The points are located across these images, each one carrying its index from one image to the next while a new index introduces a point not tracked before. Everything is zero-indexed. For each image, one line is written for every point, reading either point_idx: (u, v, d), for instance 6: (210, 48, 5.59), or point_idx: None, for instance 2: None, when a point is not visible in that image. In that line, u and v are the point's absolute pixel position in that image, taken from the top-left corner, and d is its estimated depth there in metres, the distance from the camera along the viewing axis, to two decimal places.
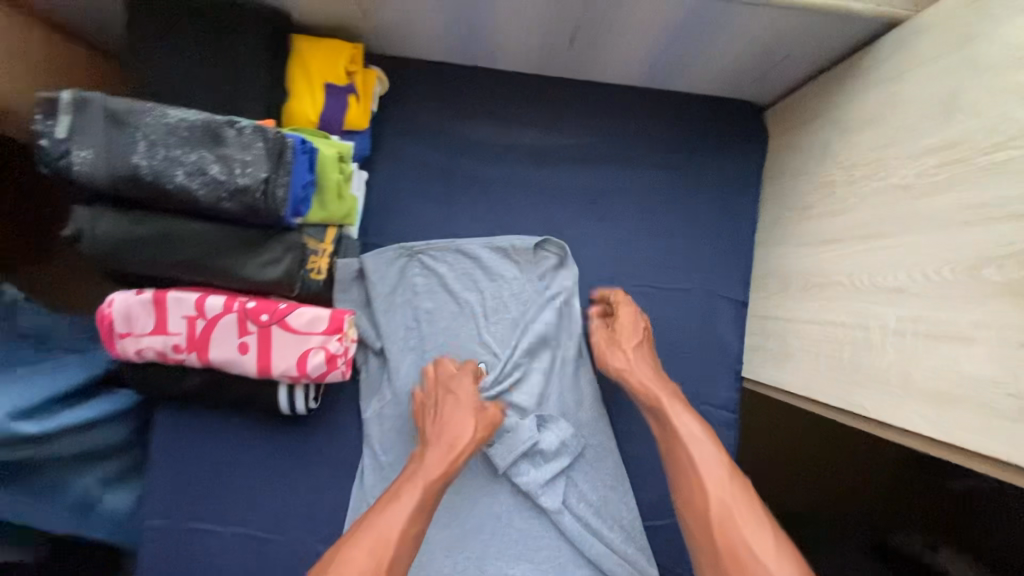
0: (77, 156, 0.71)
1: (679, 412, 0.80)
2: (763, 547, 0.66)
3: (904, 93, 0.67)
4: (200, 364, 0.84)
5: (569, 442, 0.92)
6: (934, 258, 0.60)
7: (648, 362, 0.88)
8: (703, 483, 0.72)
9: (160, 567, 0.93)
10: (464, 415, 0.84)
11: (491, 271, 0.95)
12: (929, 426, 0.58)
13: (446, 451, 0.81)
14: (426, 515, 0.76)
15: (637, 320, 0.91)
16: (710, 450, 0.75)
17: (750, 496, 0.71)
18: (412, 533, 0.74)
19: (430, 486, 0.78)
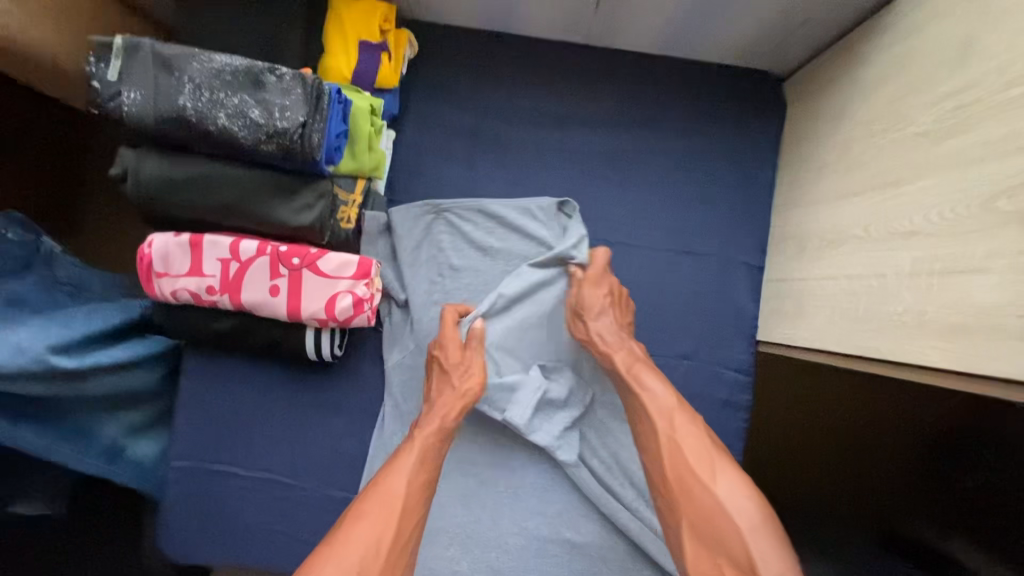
0: (127, 97, 0.75)
1: (646, 376, 0.83)
2: (707, 473, 0.73)
3: (921, 45, 0.70)
4: (232, 306, 0.87)
5: (574, 389, 0.95)
6: (949, 197, 0.62)
7: (613, 327, 0.88)
8: (654, 428, 0.78)
9: (184, 509, 0.96)
10: (457, 374, 0.88)
11: (513, 229, 0.96)
12: (945, 359, 0.60)
13: (446, 409, 0.86)
14: (433, 469, 0.80)
15: (592, 283, 0.90)
16: (659, 396, 0.80)
17: (697, 431, 0.77)
18: (418, 486, 0.77)
19: (431, 442, 0.82)
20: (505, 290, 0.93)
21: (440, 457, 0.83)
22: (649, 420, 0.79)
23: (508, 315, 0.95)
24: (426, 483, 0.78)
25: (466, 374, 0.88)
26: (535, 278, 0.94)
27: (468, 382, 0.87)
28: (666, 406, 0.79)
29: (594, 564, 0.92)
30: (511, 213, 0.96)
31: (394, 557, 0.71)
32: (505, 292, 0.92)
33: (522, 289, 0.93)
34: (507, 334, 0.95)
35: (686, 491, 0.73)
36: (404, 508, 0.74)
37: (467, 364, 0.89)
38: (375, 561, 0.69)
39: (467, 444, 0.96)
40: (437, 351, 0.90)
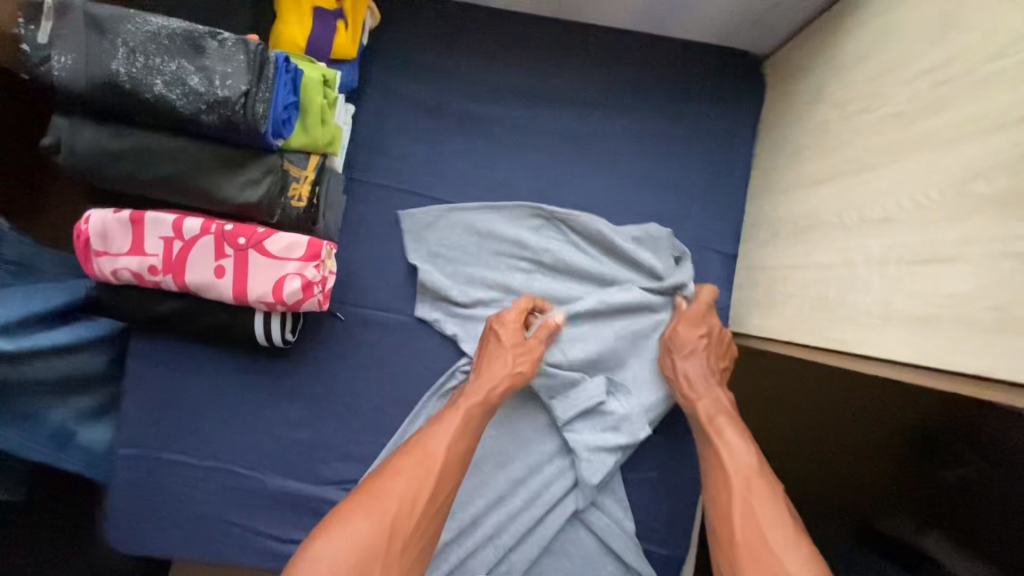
0: (57, 61, 0.70)
1: (726, 430, 0.78)
2: (782, 544, 0.64)
3: (901, 18, 0.65)
4: (177, 288, 0.83)
5: (632, 414, 0.91)
6: (922, 182, 0.58)
7: (704, 368, 0.86)
8: (731, 489, 0.71)
9: (131, 498, 0.92)
10: (507, 357, 0.85)
11: (620, 254, 0.94)
12: (912, 352, 0.57)
13: (494, 382, 0.83)
14: (472, 438, 0.78)
15: (691, 320, 0.89)
16: (743, 453, 0.74)
17: (778, 507, 0.68)
18: (458, 450, 0.76)
19: (477, 410, 0.80)
20: (612, 299, 0.91)
21: (480, 428, 0.80)
22: (726, 478, 0.73)
23: (605, 323, 0.93)
24: (467, 447, 0.77)
25: (521, 355, 0.85)
26: (642, 299, 0.92)
27: (519, 364, 0.84)
28: (744, 464, 0.73)
29: (559, 559, 0.91)
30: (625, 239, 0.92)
31: (427, 516, 0.70)
32: (606, 297, 0.91)
33: (630, 304, 0.91)
34: (589, 337, 0.93)
35: (755, 558, 0.65)
36: (442, 469, 0.73)
37: (524, 347, 0.86)
38: (410, 515, 0.68)
39: None
40: (495, 327, 0.87)
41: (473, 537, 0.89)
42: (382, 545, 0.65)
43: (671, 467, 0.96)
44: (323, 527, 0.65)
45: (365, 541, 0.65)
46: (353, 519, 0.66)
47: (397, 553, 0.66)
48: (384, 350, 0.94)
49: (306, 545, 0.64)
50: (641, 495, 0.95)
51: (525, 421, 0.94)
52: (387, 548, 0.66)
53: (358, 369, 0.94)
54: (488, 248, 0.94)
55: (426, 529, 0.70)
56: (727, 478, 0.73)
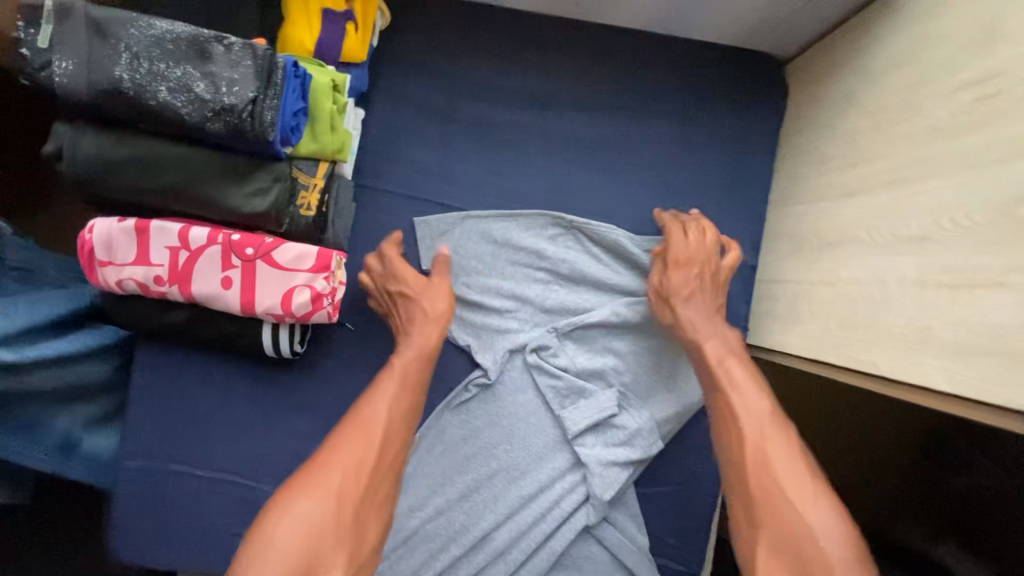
0: (58, 66, 0.67)
1: (733, 369, 0.74)
2: (799, 492, 0.61)
3: (939, 26, 0.62)
4: (183, 298, 0.81)
5: (644, 427, 0.90)
6: (961, 201, 0.56)
7: (702, 312, 0.83)
8: (741, 437, 0.67)
9: (137, 509, 0.90)
10: (427, 301, 0.85)
11: (637, 265, 0.92)
12: (950, 381, 0.54)
13: (421, 333, 0.83)
14: (414, 395, 0.77)
15: (682, 259, 0.84)
16: (752, 398, 0.71)
17: (793, 448, 0.65)
18: (400, 411, 0.75)
19: (411, 365, 0.80)
20: (627, 313, 0.90)
21: (422, 381, 0.80)
22: (736, 428, 0.69)
23: (619, 334, 0.92)
24: (408, 407, 0.76)
25: (434, 295, 0.86)
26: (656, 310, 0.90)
27: (436, 304, 0.85)
28: (756, 409, 0.69)
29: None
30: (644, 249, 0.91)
31: (378, 478, 0.68)
32: (621, 310, 0.90)
33: (645, 319, 0.90)
34: (597, 346, 0.92)
35: (772, 510, 0.61)
36: (386, 429, 0.71)
37: (435, 288, 0.86)
38: (359, 481, 0.66)
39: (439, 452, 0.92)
40: (394, 285, 0.86)
41: (485, 552, 0.88)
42: (335, 517, 0.62)
43: (685, 481, 0.94)
44: (271, 510, 0.62)
45: (318, 517, 0.62)
46: (301, 497, 0.63)
47: (351, 521, 0.63)
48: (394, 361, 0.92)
49: (256, 532, 0.60)
50: (654, 510, 0.94)
51: (536, 435, 0.91)
52: (340, 518, 0.63)
53: (367, 380, 0.92)
54: (504, 258, 0.92)
55: (380, 493, 0.68)
56: (739, 422, 0.69)
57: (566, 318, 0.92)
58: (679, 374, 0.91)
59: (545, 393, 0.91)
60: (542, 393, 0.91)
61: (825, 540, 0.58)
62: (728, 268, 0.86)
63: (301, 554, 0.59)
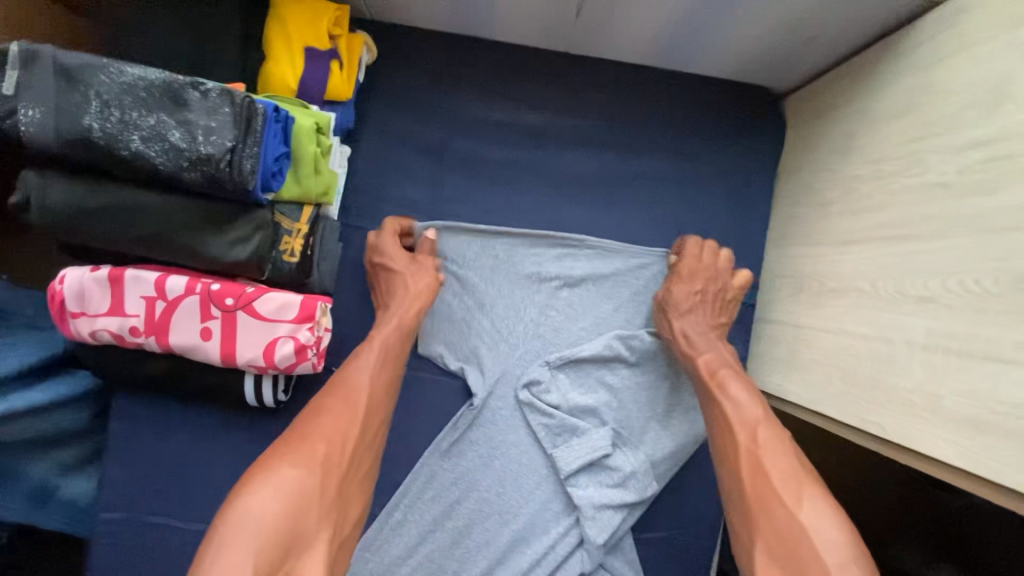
0: (24, 115, 0.64)
1: (728, 380, 0.72)
2: (793, 495, 0.58)
3: (946, 79, 0.60)
4: (160, 349, 0.77)
5: (638, 469, 0.87)
6: (973, 267, 0.53)
7: (700, 324, 0.81)
8: (736, 442, 0.65)
9: (113, 566, 0.86)
10: (408, 276, 0.81)
11: (635, 298, 0.90)
12: (958, 455, 0.52)
13: (403, 307, 0.79)
14: (395, 366, 0.74)
15: (688, 270, 0.83)
16: (746, 406, 0.68)
17: (788, 451, 0.62)
18: (382, 382, 0.71)
19: (390, 337, 0.75)
20: (620, 347, 0.88)
21: (403, 354, 0.76)
22: (732, 434, 0.66)
23: (612, 370, 0.89)
24: (389, 380, 0.72)
25: (420, 273, 0.82)
26: (652, 343, 0.88)
27: (420, 281, 0.81)
28: (750, 417, 0.67)
29: None
30: (642, 283, 0.90)
31: (359, 454, 0.64)
32: (614, 345, 0.88)
33: (640, 354, 0.89)
34: (583, 375, 0.89)
35: (767, 513, 0.58)
36: (367, 403, 0.67)
37: (418, 267, 0.83)
38: (340, 457, 0.61)
39: (429, 498, 0.88)
40: (378, 259, 0.83)
41: None
42: (319, 489, 0.58)
43: (681, 525, 0.92)
44: (246, 482, 0.56)
45: (298, 491, 0.56)
46: (282, 467, 0.58)
47: (333, 496, 0.59)
48: None
49: (228, 508, 0.54)
50: (651, 553, 0.92)
51: (527, 481, 0.88)
52: (322, 490, 0.58)
53: None
54: (500, 286, 0.89)
55: (360, 468, 0.64)
56: (733, 431, 0.66)
57: (559, 351, 0.89)
58: (672, 416, 0.90)
59: (537, 432, 0.88)
60: (534, 430, 0.88)
61: (823, 546, 0.54)
62: (734, 289, 0.84)
63: (281, 529, 0.54)
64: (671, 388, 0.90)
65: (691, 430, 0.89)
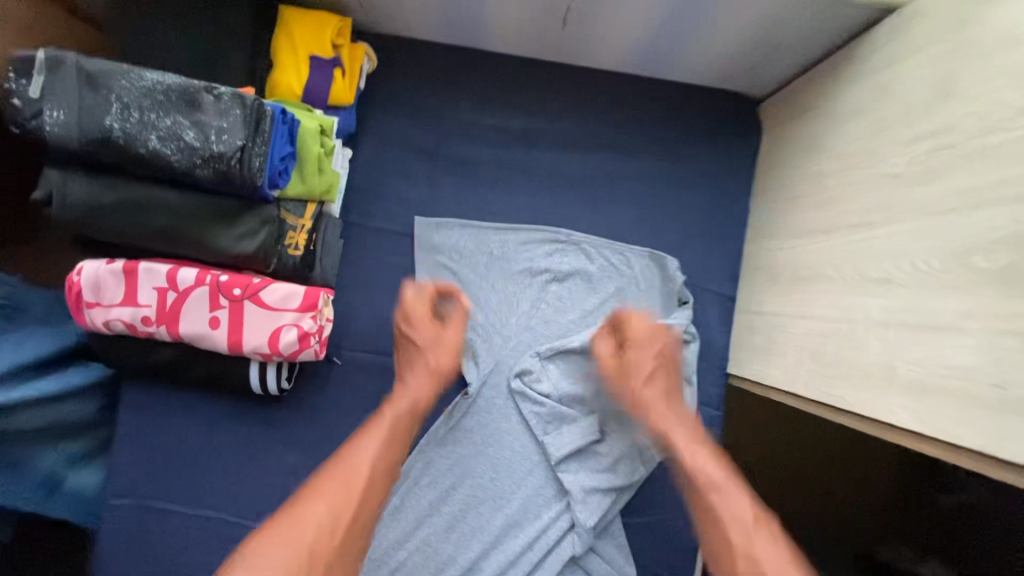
0: (48, 116, 0.69)
1: (706, 463, 0.68)
2: None
3: (897, 79, 0.66)
4: (170, 338, 0.81)
5: (626, 454, 0.91)
6: (920, 247, 0.58)
7: (664, 394, 0.79)
8: (729, 545, 0.61)
9: (120, 550, 0.90)
10: (428, 351, 0.82)
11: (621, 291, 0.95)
12: (912, 418, 0.56)
13: (420, 387, 0.79)
14: (399, 445, 0.72)
15: (642, 341, 0.82)
16: (733, 494, 0.65)
17: (781, 547, 0.59)
18: (386, 466, 0.69)
19: (399, 421, 0.74)
20: None
21: (407, 438, 0.74)
22: (722, 533, 0.63)
23: None
24: (394, 461, 0.70)
25: (440, 351, 0.82)
26: None
27: (442, 359, 0.81)
28: (740, 513, 0.63)
29: None
30: (628, 277, 0.95)
31: (350, 540, 0.62)
32: None
33: None
34: (573, 366, 0.93)
35: None
36: (368, 486, 0.65)
37: (439, 341, 0.83)
38: (330, 543, 0.60)
39: (426, 483, 0.92)
40: (406, 329, 0.84)
41: None
42: None
43: (668, 510, 0.96)
44: (233, 560, 0.56)
45: None
46: (268, 547, 0.57)
47: None
48: (381, 396, 0.93)
49: None
50: (639, 537, 0.95)
51: (520, 466, 0.92)
52: None
53: (355, 414, 0.93)
54: (495, 282, 0.94)
55: (348, 560, 0.61)
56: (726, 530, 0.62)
57: (549, 342, 0.93)
58: None
59: (529, 420, 0.92)
60: (527, 419, 0.92)
61: None
62: (675, 353, 0.84)
63: None
64: None
65: None
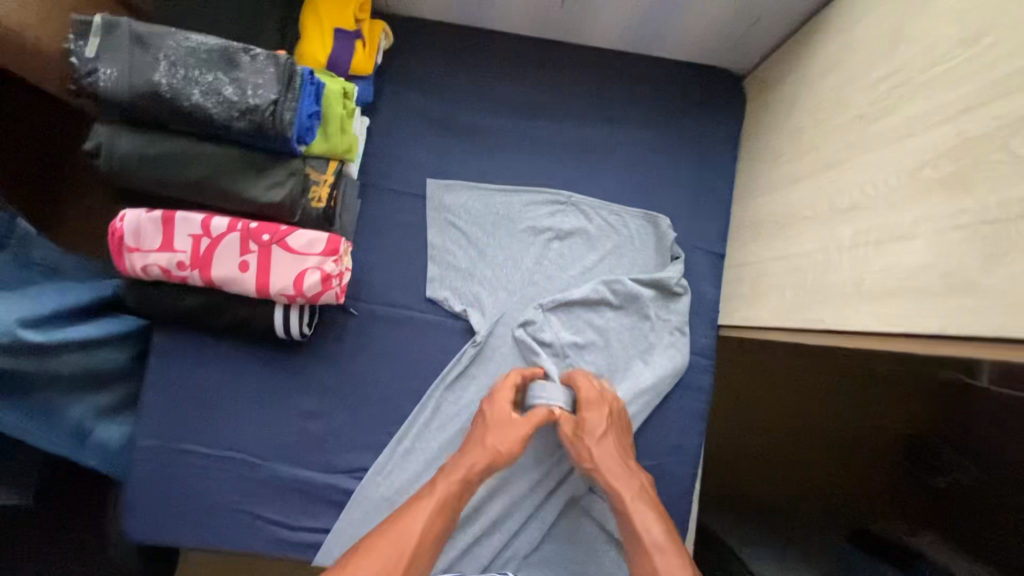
0: (103, 73, 0.77)
1: (644, 514, 0.82)
2: None
3: (860, 34, 0.74)
4: (202, 282, 0.88)
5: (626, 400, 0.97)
6: (881, 173, 0.66)
7: (614, 452, 0.88)
8: None
9: (151, 490, 0.96)
10: (497, 429, 0.88)
11: (617, 249, 1.02)
12: (879, 321, 0.63)
13: (474, 460, 0.86)
14: (448, 512, 0.82)
15: (595, 405, 0.90)
16: (674, 559, 0.77)
17: None
18: (434, 530, 0.80)
19: (452, 491, 0.83)
20: (606, 291, 0.99)
21: (458, 506, 0.84)
22: None
23: (599, 313, 1.00)
24: (441, 527, 0.81)
25: (506, 432, 0.88)
26: (636, 288, 0.99)
27: (503, 442, 0.87)
28: None
29: (561, 546, 0.96)
30: (624, 236, 1.02)
31: None
32: (601, 289, 0.98)
33: (623, 296, 0.99)
34: (574, 317, 1.00)
35: None
36: (416, 548, 0.77)
37: (511, 424, 0.89)
38: None
39: (435, 429, 0.97)
40: (487, 408, 0.91)
41: (481, 521, 0.94)
42: None
43: (665, 455, 1.01)
44: None
45: None
46: None
47: None
48: (394, 344, 1.00)
49: None
50: None
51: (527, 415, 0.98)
52: None
53: (370, 361, 0.99)
54: (501, 240, 1.01)
55: None
56: None
57: (551, 295, 1.00)
58: (653, 351, 1.00)
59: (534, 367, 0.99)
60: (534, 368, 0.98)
61: None
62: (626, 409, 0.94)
63: None
64: (653, 325, 1.00)
65: (675, 359, 1.00)
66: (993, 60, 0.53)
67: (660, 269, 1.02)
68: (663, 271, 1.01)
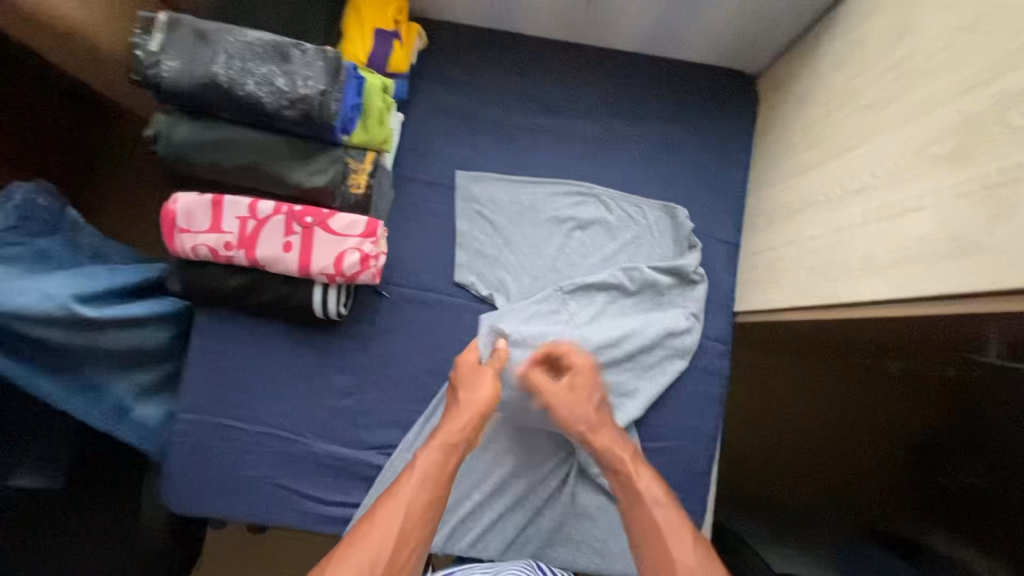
0: (166, 65, 0.84)
1: (643, 475, 0.86)
2: None
3: (868, 30, 0.80)
4: (247, 262, 0.94)
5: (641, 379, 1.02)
6: (889, 154, 0.71)
7: (590, 410, 0.91)
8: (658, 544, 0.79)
9: (187, 464, 0.99)
10: (479, 384, 0.92)
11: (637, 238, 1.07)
12: (890, 288, 0.68)
13: (465, 420, 0.89)
14: (445, 471, 0.85)
15: (584, 372, 0.93)
16: (667, 507, 0.82)
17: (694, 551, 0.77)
18: (431, 491, 0.82)
19: (439, 455, 0.86)
20: (624, 277, 1.04)
21: (453, 466, 0.87)
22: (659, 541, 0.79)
23: (619, 298, 1.05)
24: (438, 487, 0.83)
25: (483, 387, 0.92)
26: (655, 275, 1.04)
27: (484, 394, 0.91)
28: (669, 522, 0.80)
29: (584, 521, 0.99)
30: (643, 226, 1.07)
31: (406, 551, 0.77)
32: (620, 275, 1.03)
33: (641, 283, 1.04)
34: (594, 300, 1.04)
35: None
36: (420, 508, 0.80)
37: (488, 376, 0.92)
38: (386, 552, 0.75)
39: None
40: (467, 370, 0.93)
41: (506, 497, 0.98)
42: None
43: (684, 436, 1.04)
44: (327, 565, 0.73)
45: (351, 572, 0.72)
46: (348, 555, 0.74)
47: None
48: (423, 326, 1.04)
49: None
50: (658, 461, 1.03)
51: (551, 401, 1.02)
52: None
53: (400, 343, 1.03)
54: (525, 229, 1.07)
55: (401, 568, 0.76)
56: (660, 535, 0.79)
57: (571, 281, 1.04)
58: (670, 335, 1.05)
59: None
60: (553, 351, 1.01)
61: None
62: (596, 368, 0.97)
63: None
64: (671, 310, 1.05)
65: (691, 342, 1.04)
66: (990, 44, 0.59)
67: (682, 258, 1.06)
68: (681, 259, 1.06)
